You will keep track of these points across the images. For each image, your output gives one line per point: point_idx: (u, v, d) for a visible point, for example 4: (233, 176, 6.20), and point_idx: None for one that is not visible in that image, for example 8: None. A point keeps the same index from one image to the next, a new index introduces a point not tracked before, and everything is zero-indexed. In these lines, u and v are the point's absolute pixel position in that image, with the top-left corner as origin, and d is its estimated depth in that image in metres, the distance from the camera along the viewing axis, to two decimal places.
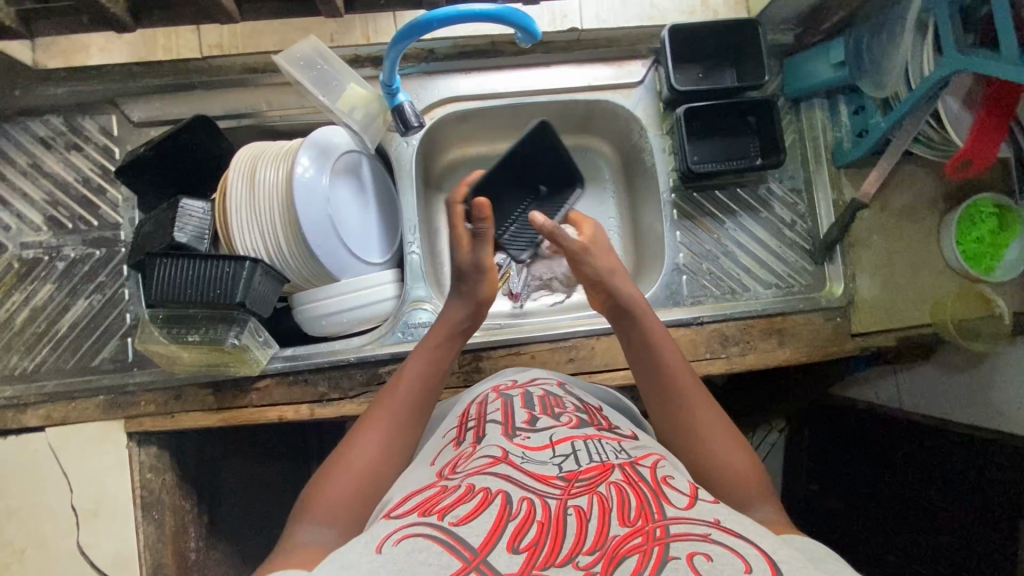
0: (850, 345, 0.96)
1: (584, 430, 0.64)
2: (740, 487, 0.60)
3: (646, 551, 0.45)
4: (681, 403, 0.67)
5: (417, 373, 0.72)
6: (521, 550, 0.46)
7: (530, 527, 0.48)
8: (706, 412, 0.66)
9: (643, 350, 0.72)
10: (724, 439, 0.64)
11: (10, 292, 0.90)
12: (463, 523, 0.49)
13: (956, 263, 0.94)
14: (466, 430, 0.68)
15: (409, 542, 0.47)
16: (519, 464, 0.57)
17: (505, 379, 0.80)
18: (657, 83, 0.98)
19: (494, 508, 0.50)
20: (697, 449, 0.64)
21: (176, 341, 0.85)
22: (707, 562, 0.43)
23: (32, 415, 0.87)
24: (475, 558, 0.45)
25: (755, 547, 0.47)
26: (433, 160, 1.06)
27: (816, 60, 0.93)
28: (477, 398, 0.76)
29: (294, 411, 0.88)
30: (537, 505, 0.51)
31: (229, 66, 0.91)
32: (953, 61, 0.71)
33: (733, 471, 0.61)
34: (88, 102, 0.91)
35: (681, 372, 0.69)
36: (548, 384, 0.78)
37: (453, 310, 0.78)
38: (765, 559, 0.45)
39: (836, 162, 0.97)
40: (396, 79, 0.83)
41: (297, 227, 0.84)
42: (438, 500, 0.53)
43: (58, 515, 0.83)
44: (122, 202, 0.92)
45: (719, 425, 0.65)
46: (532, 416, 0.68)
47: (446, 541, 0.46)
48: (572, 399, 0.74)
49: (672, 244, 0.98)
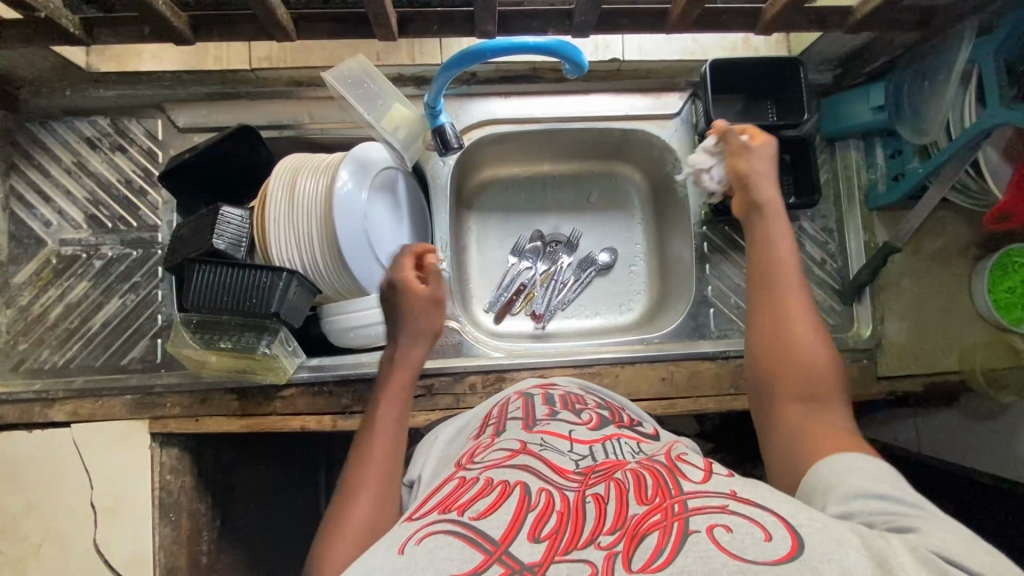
0: (876, 387, 0.95)
1: (604, 430, 0.65)
2: (818, 383, 0.60)
3: (666, 527, 0.44)
4: (784, 294, 0.65)
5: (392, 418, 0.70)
6: (543, 538, 0.45)
7: (550, 517, 0.48)
8: (803, 308, 0.64)
9: (761, 241, 0.69)
10: (814, 334, 0.62)
11: (46, 287, 0.91)
12: (482, 516, 0.48)
13: (987, 312, 0.93)
14: (487, 426, 0.70)
15: (431, 540, 0.46)
16: (538, 453, 0.58)
17: (529, 382, 0.81)
18: (693, 116, 0.98)
19: (514, 500, 0.50)
20: (787, 341, 0.62)
21: (207, 347, 0.86)
22: (727, 534, 0.43)
23: (59, 410, 0.88)
24: (496, 550, 0.44)
25: (773, 513, 0.45)
26: (466, 178, 1.07)
27: (855, 101, 0.94)
28: (500, 401, 0.77)
29: (316, 422, 0.89)
30: (556, 496, 0.50)
31: (275, 79, 0.93)
32: (996, 113, 0.72)
33: (817, 368, 0.60)
34: (135, 106, 0.93)
35: (791, 267, 0.66)
36: (567, 386, 0.78)
37: (409, 348, 0.77)
38: (784, 525, 0.43)
39: (869, 204, 0.97)
40: (439, 101, 0.85)
41: (334, 241, 0.85)
42: (457, 495, 0.53)
43: (77, 512, 0.84)
44: (162, 204, 0.93)
45: (816, 324, 0.63)
46: (553, 410, 0.69)
47: (465, 536, 0.46)
48: (590, 396, 0.76)
49: (701, 277, 0.98)
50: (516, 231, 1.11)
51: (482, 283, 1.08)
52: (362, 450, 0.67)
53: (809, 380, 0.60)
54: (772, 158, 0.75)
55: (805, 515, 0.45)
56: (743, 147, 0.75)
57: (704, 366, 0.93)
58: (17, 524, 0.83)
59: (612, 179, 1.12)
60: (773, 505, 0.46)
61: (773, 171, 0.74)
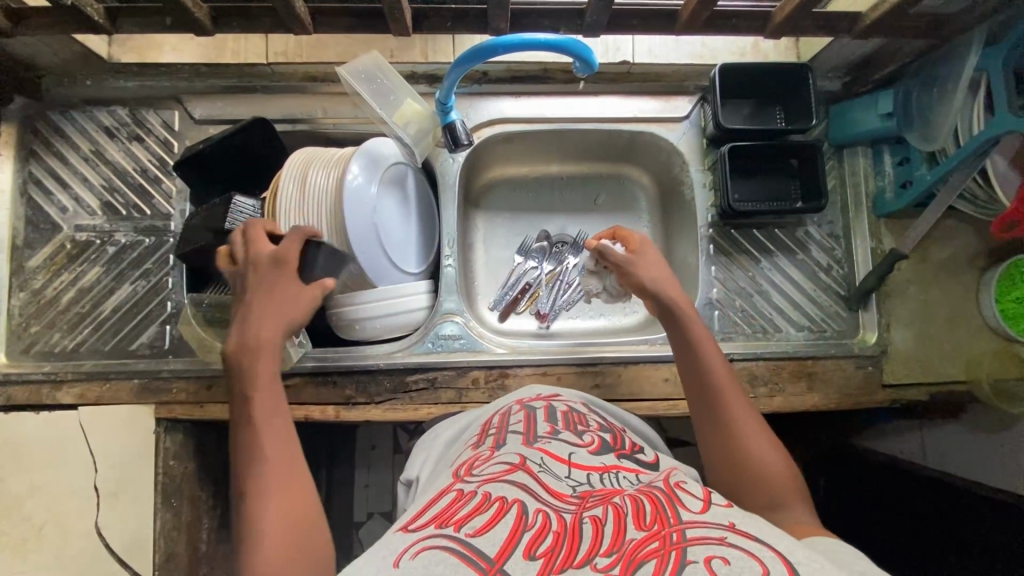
0: (880, 395, 0.95)
1: (604, 458, 0.64)
2: (774, 491, 0.64)
3: (664, 555, 0.46)
4: (723, 405, 0.70)
5: (280, 429, 0.64)
6: (538, 557, 0.47)
7: (547, 536, 0.49)
8: (745, 418, 0.69)
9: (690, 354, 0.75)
10: (760, 442, 0.67)
11: (60, 271, 0.92)
12: (479, 533, 0.50)
13: (994, 321, 0.93)
14: (486, 436, 0.70)
15: (427, 555, 0.48)
16: (536, 473, 0.58)
17: (529, 391, 0.81)
18: (702, 120, 0.99)
19: (511, 518, 0.51)
20: (735, 451, 0.67)
21: (219, 337, 0.90)
22: (725, 566, 0.44)
23: (67, 393, 0.89)
24: (491, 568, 0.46)
25: (772, 549, 0.47)
26: (474, 177, 1.08)
27: (861, 108, 0.94)
28: (500, 409, 0.77)
29: (320, 412, 0.89)
30: (552, 518, 0.51)
31: (291, 73, 0.95)
32: (1004, 121, 0.72)
33: (770, 476, 0.65)
34: (153, 97, 0.95)
35: (725, 377, 0.72)
36: (572, 402, 0.78)
37: (259, 324, 0.70)
38: (781, 560, 0.45)
39: (876, 212, 0.97)
40: (451, 97, 0.86)
41: (343, 232, 0.86)
42: (454, 510, 0.54)
43: (82, 494, 0.85)
44: (175, 194, 0.95)
45: (762, 430, 0.69)
46: (555, 428, 0.68)
47: (461, 552, 0.48)
48: (593, 417, 0.75)
49: (706, 279, 0.98)
50: (522, 230, 1.12)
51: (488, 281, 1.09)
52: (250, 440, 0.62)
53: (766, 488, 0.64)
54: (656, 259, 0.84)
55: (803, 553, 0.48)
56: (623, 257, 0.84)
57: None
58: (21, 504, 0.83)
59: (620, 182, 1.13)
60: (771, 541, 0.49)
61: (664, 270, 0.83)
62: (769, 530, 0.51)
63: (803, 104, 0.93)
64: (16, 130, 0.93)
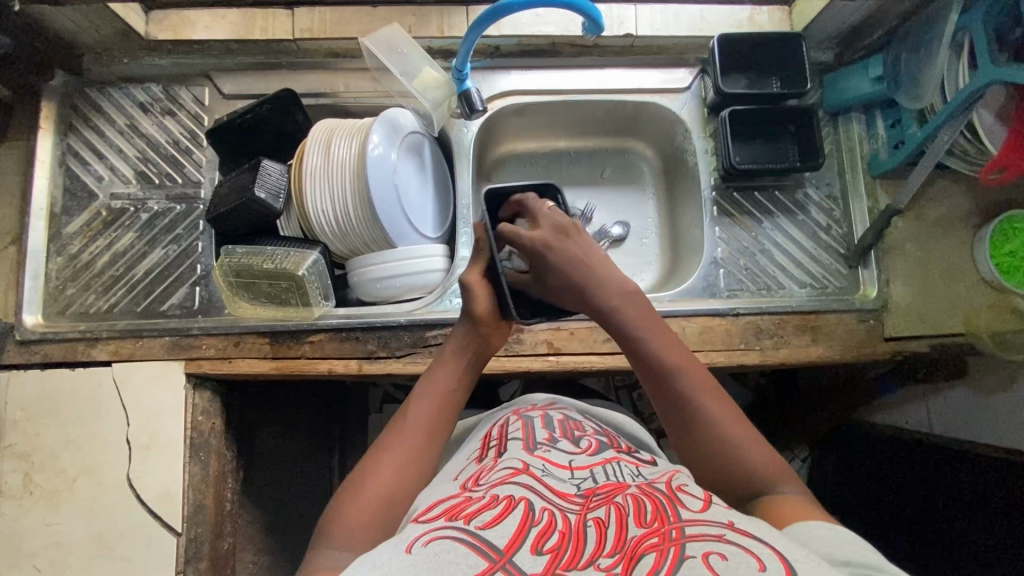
0: (883, 347, 0.98)
1: (604, 455, 0.70)
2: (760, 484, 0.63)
3: (663, 550, 0.48)
4: (697, 413, 0.68)
5: (433, 408, 0.72)
6: (545, 552, 0.50)
7: (552, 533, 0.52)
8: (724, 417, 0.67)
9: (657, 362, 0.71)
10: (742, 438, 0.66)
11: (96, 237, 0.97)
12: (487, 527, 0.53)
13: (990, 275, 0.96)
14: (488, 449, 0.73)
15: (438, 544, 0.51)
16: (540, 476, 0.62)
17: (525, 403, 0.85)
18: (702, 91, 1.05)
19: (517, 515, 0.54)
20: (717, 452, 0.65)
21: (252, 297, 0.96)
22: (722, 561, 0.46)
23: (101, 349, 0.92)
24: (500, 558, 0.48)
25: (768, 546, 0.49)
26: (487, 150, 1.14)
27: (855, 76, 1.00)
28: (499, 421, 0.81)
29: (343, 366, 0.92)
30: (558, 517, 0.55)
31: (314, 50, 1.01)
32: (986, 73, 0.77)
33: (754, 470, 0.64)
34: (186, 75, 1.02)
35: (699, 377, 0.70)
36: (567, 410, 0.83)
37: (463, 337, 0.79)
38: (778, 557, 0.48)
39: (871, 171, 1.03)
40: (466, 65, 0.92)
41: (366, 195, 0.91)
42: (464, 506, 0.58)
43: (114, 447, 0.88)
44: (205, 163, 1.00)
45: (743, 427, 0.67)
46: (553, 435, 0.73)
47: (471, 543, 0.50)
48: (588, 423, 0.80)
49: (711, 240, 1.03)
50: None
51: None
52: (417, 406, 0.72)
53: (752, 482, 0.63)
54: (562, 271, 0.77)
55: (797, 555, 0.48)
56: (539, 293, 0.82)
57: (714, 322, 0.96)
58: (55, 457, 0.88)
59: (624, 154, 1.18)
60: (769, 539, 0.51)
61: (579, 278, 0.76)
62: (766, 529, 0.53)
63: (797, 73, 1.00)
64: (56, 105, 0.98)
